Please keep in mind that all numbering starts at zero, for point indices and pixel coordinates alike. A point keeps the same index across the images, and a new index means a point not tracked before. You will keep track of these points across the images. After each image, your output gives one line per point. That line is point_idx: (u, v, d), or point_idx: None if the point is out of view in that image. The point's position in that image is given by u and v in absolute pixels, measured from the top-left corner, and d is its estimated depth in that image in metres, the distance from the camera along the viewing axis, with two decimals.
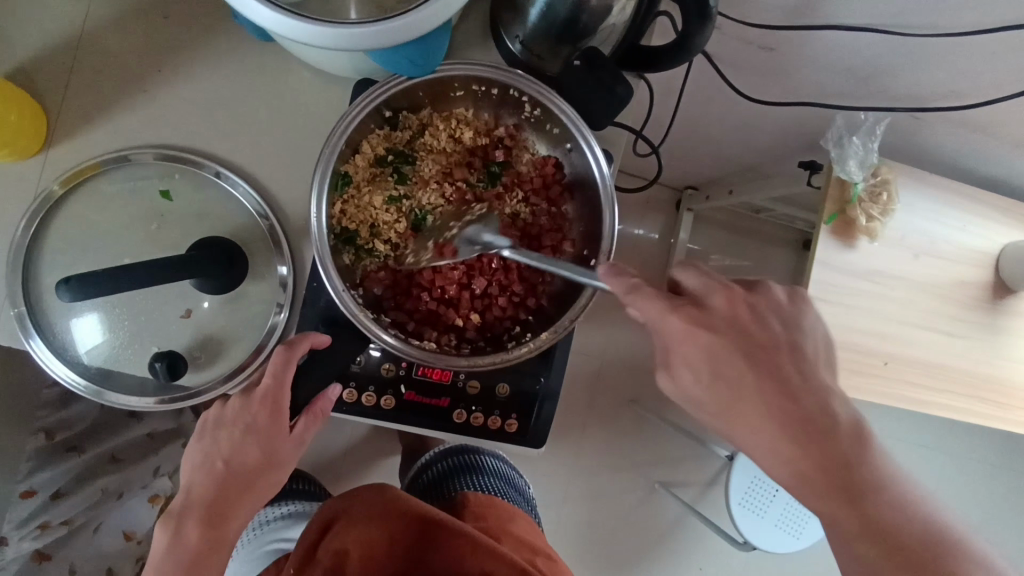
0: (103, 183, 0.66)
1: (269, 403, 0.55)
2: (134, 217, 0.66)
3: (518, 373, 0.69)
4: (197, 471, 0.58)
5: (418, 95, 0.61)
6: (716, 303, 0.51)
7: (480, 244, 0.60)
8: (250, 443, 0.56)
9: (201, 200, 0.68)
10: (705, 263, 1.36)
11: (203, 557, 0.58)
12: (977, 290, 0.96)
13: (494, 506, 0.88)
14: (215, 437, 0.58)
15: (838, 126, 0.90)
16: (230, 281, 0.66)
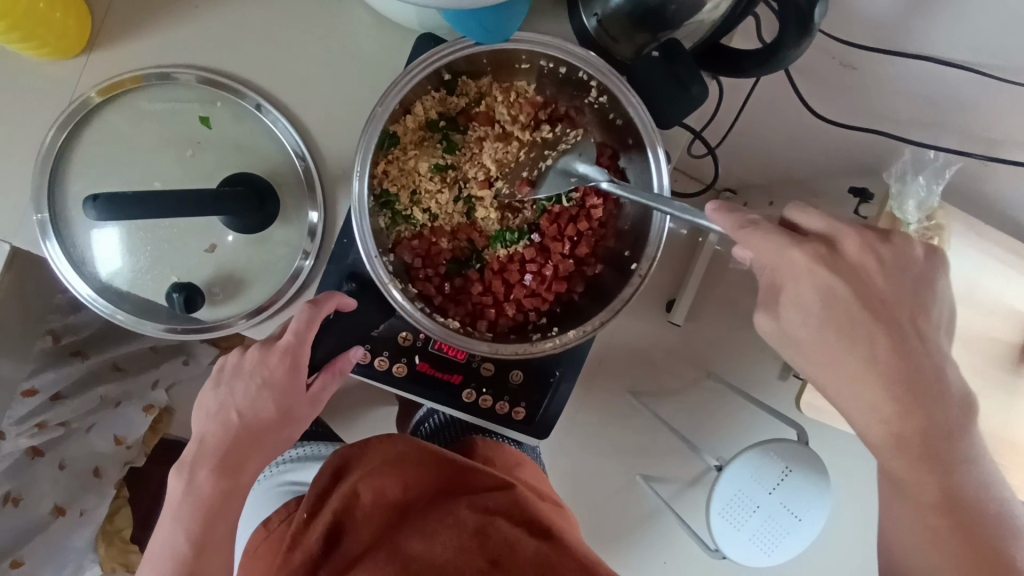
0: (143, 98, 0.63)
1: (290, 358, 0.55)
2: (170, 140, 0.64)
3: (534, 361, 0.67)
4: (211, 419, 0.58)
5: (482, 62, 0.58)
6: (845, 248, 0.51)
7: (574, 176, 0.60)
8: (266, 397, 0.57)
9: (239, 131, 0.65)
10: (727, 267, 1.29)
11: (213, 505, 0.57)
12: (1007, 349, 0.91)
13: (502, 451, 0.81)
14: (232, 385, 0.58)
15: (905, 160, 0.85)
16: (261, 221, 0.64)
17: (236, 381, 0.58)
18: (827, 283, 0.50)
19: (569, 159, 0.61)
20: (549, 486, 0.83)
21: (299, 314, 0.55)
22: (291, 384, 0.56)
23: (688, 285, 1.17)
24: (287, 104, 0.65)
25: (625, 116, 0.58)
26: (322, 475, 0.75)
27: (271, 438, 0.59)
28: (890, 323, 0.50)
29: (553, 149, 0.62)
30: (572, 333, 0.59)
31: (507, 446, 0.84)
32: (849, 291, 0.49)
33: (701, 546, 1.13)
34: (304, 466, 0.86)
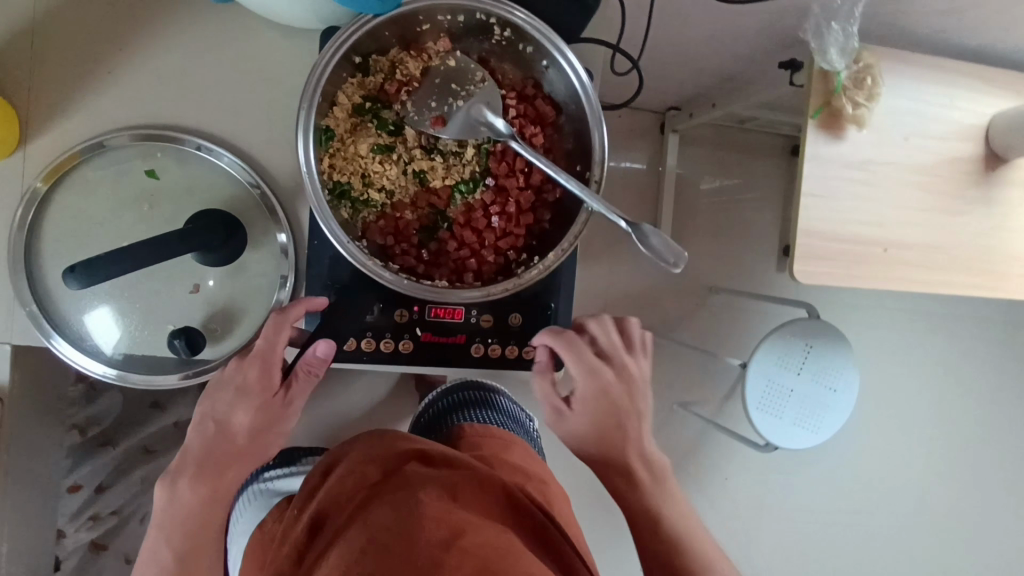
0: (88, 171, 0.66)
1: (261, 361, 0.61)
2: (126, 200, 0.66)
3: (528, 301, 0.70)
4: (193, 431, 0.62)
5: (385, 34, 0.59)
6: (617, 362, 0.68)
7: (483, 125, 0.61)
8: (242, 402, 0.61)
9: (188, 174, 0.67)
10: (698, 184, 1.56)
11: (205, 506, 0.62)
12: (970, 164, 1.05)
13: (491, 437, 0.85)
14: (212, 398, 0.62)
15: (814, 16, 0.91)
16: (233, 251, 0.66)
17: (215, 394, 0.62)
18: (605, 390, 0.67)
19: (476, 106, 0.61)
20: (538, 463, 0.87)
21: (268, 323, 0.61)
22: (264, 387, 0.62)
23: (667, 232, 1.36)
24: (225, 138, 0.67)
25: (534, 42, 0.60)
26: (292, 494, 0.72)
27: (255, 447, 0.63)
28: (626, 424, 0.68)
29: (462, 91, 0.62)
30: (553, 256, 0.61)
31: (495, 430, 0.88)
32: (610, 399, 0.67)
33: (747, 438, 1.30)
34: None
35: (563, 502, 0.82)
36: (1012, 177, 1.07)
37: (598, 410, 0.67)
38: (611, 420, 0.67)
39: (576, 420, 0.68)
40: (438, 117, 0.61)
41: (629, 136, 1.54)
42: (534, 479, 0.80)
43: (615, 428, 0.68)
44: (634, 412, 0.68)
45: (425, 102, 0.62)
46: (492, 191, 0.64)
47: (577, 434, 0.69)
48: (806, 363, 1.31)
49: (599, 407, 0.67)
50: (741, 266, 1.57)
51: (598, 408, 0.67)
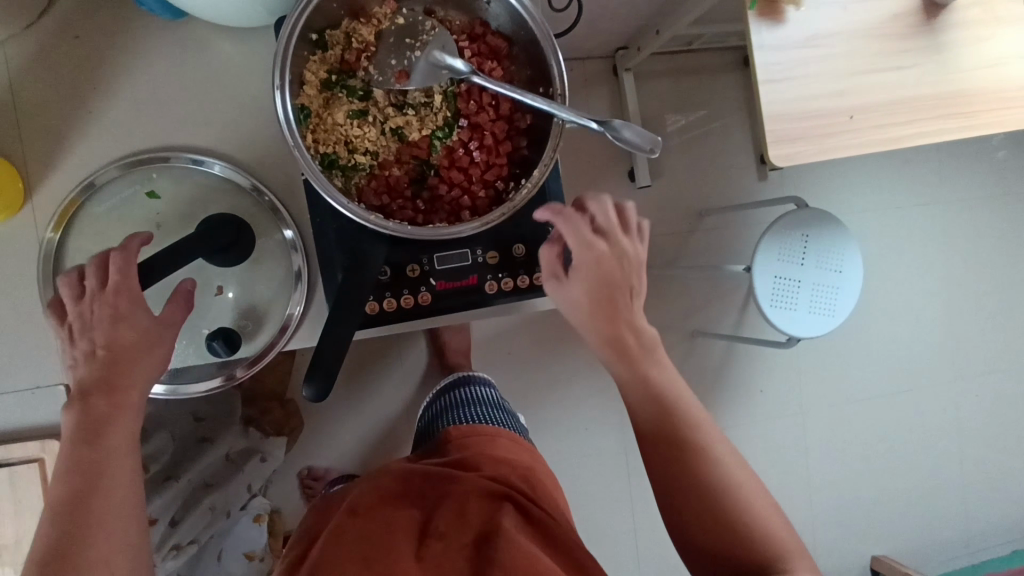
0: (93, 208, 0.70)
1: (123, 284, 0.58)
2: (135, 226, 0.70)
3: (527, 229, 0.73)
4: (78, 367, 0.58)
5: (334, 7, 0.63)
6: (616, 242, 0.65)
7: (444, 69, 0.64)
8: (121, 323, 0.58)
9: (184, 190, 0.71)
10: (665, 115, 1.60)
11: (111, 429, 0.57)
12: (910, 18, 1.09)
13: (482, 429, 0.96)
14: (86, 329, 0.58)
15: None
16: (244, 249, 0.70)
17: (84, 324, 0.58)
18: (602, 259, 0.64)
19: (433, 52, 0.64)
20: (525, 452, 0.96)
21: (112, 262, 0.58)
22: (137, 302, 0.58)
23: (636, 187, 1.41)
24: (211, 150, 0.71)
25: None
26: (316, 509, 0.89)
27: (141, 372, 0.59)
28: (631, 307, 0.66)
29: (419, 41, 0.65)
30: (538, 173, 0.65)
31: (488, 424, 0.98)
32: (606, 269, 0.64)
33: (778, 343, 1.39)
34: None
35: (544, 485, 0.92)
36: (954, 20, 1.11)
37: (593, 277, 0.64)
38: (610, 292, 0.65)
39: (572, 286, 0.66)
40: (399, 72, 0.65)
41: (585, 86, 1.58)
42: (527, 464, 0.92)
43: (615, 305, 0.65)
44: (631, 287, 0.65)
45: (387, 62, 0.65)
46: (467, 130, 0.68)
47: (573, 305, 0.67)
48: (808, 252, 1.35)
49: (595, 275, 0.64)
50: (724, 182, 1.61)
51: (594, 276, 0.64)
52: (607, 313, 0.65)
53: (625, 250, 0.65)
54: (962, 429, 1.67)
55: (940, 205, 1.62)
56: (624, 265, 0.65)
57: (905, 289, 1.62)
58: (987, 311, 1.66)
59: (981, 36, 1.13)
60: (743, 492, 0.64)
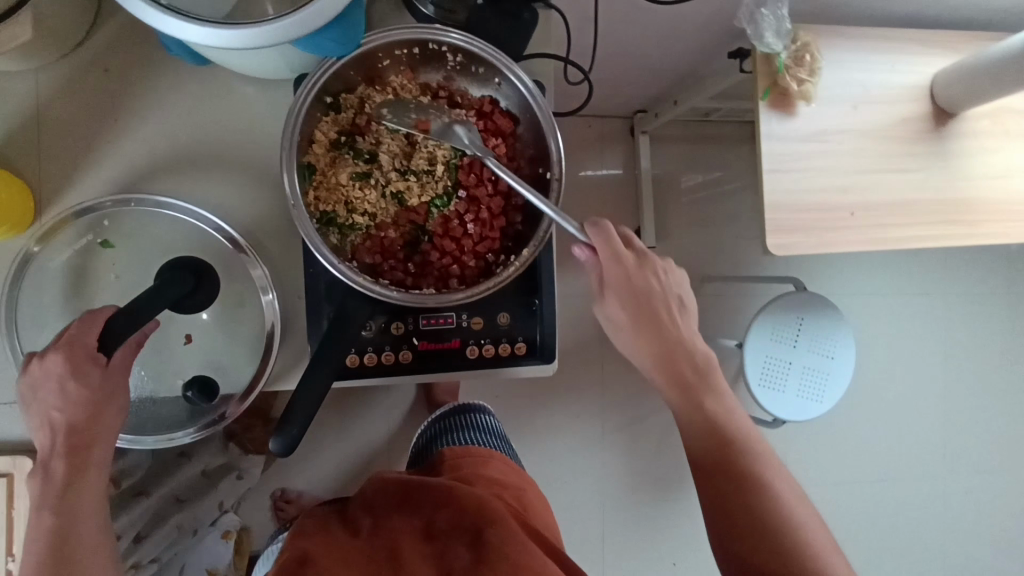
0: (54, 258, 0.71)
1: (75, 352, 0.59)
2: (95, 276, 0.71)
3: (513, 301, 0.75)
4: (39, 428, 0.61)
5: (351, 74, 0.66)
6: (639, 258, 0.70)
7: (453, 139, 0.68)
8: (74, 390, 0.60)
9: (141, 233, 0.72)
10: (678, 178, 1.62)
11: (75, 485, 0.62)
12: (920, 122, 1.11)
13: (470, 455, 0.98)
14: (41, 395, 0.60)
15: (747, 5, 0.99)
16: (207, 293, 0.68)
17: (35, 396, 0.60)
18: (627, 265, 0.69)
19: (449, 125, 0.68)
20: (518, 476, 0.98)
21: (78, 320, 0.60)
22: (84, 367, 0.60)
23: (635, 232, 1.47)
24: (215, 191, 0.73)
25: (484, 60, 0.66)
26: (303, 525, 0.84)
27: (100, 421, 0.63)
28: (656, 316, 0.70)
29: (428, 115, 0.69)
30: (527, 252, 0.67)
31: (476, 448, 1.00)
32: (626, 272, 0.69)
33: (763, 423, 1.38)
34: None
35: (539, 514, 0.91)
36: (964, 128, 1.13)
37: (620, 280, 0.69)
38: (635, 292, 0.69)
39: (602, 288, 0.70)
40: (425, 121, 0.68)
41: (601, 141, 1.60)
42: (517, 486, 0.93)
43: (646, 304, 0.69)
44: (653, 288, 0.70)
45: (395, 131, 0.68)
46: (464, 202, 0.70)
47: (606, 307, 0.71)
48: (801, 335, 1.35)
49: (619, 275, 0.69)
50: (729, 251, 1.62)
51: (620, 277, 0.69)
52: (635, 310, 0.70)
53: (644, 261, 0.70)
54: (949, 525, 1.64)
55: (943, 298, 1.62)
56: (645, 271, 0.70)
57: (901, 378, 1.60)
58: (983, 408, 1.65)
59: (988, 146, 1.15)
60: (783, 495, 0.66)
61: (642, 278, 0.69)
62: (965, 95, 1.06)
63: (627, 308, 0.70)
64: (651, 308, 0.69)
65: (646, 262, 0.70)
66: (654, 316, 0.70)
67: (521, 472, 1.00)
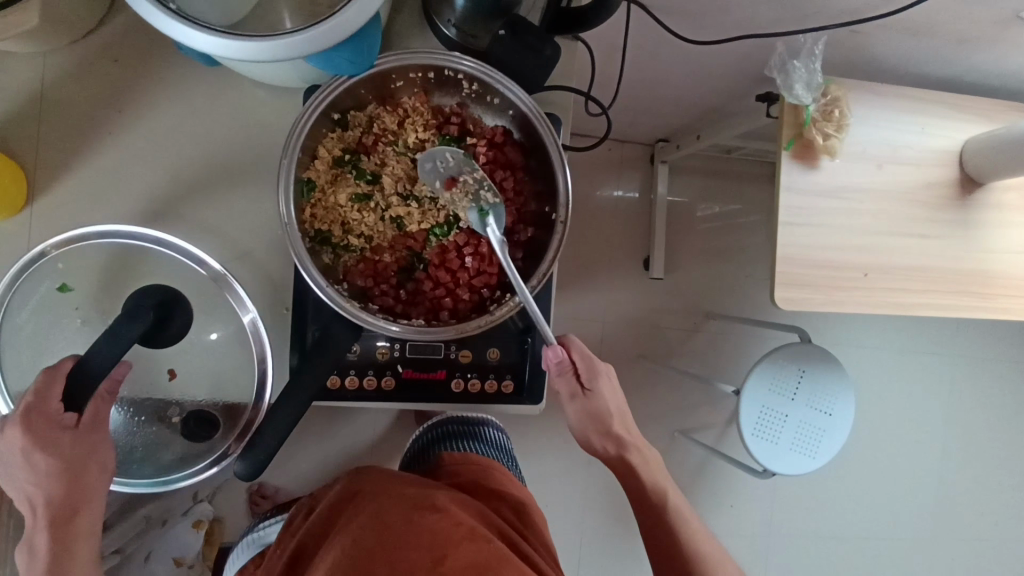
0: (17, 313, 0.65)
1: (35, 418, 0.57)
2: (58, 322, 0.65)
3: (504, 337, 0.73)
4: (20, 487, 0.62)
5: (362, 93, 0.64)
6: (593, 367, 0.78)
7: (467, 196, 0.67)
8: (42, 455, 0.59)
9: (107, 269, 0.66)
10: (693, 211, 1.59)
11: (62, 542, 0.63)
12: (944, 188, 1.08)
13: (468, 462, 0.96)
14: (11, 456, 0.60)
15: (779, 54, 0.97)
16: (181, 324, 0.61)
17: (10, 471, 0.61)
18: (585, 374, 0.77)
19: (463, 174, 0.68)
20: (516, 486, 0.96)
21: (38, 379, 0.56)
22: (51, 431, 0.59)
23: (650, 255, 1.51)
24: (213, 194, 0.72)
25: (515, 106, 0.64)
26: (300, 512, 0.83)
27: (83, 485, 0.62)
28: (603, 418, 0.80)
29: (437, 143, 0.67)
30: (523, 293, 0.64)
31: (474, 456, 0.99)
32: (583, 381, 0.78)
33: (751, 473, 1.35)
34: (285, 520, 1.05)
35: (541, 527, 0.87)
36: (990, 200, 1.10)
37: (578, 386, 0.78)
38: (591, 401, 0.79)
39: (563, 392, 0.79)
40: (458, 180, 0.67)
41: (619, 166, 1.57)
42: (514, 496, 0.90)
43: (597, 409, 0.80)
44: (604, 398, 0.79)
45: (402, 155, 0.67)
46: (464, 233, 0.68)
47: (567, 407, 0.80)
48: (800, 389, 1.32)
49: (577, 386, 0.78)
50: (737, 291, 1.59)
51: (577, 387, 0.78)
52: (589, 413, 0.80)
53: (597, 372, 0.78)
54: None
55: (950, 362, 1.58)
56: (600, 380, 0.79)
57: (900, 439, 1.57)
58: (980, 478, 1.61)
59: (1013, 220, 1.12)
60: (706, 556, 0.80)
61: (594, 386, 0.78)
62: (994, 167, 1.03)
63: (583, 412, 0.80)
64: (605, 411, 0.80)
65: (600, 371, 0.78)
66: (604, 417, 0.80)
67: (518, 483, 0.98)
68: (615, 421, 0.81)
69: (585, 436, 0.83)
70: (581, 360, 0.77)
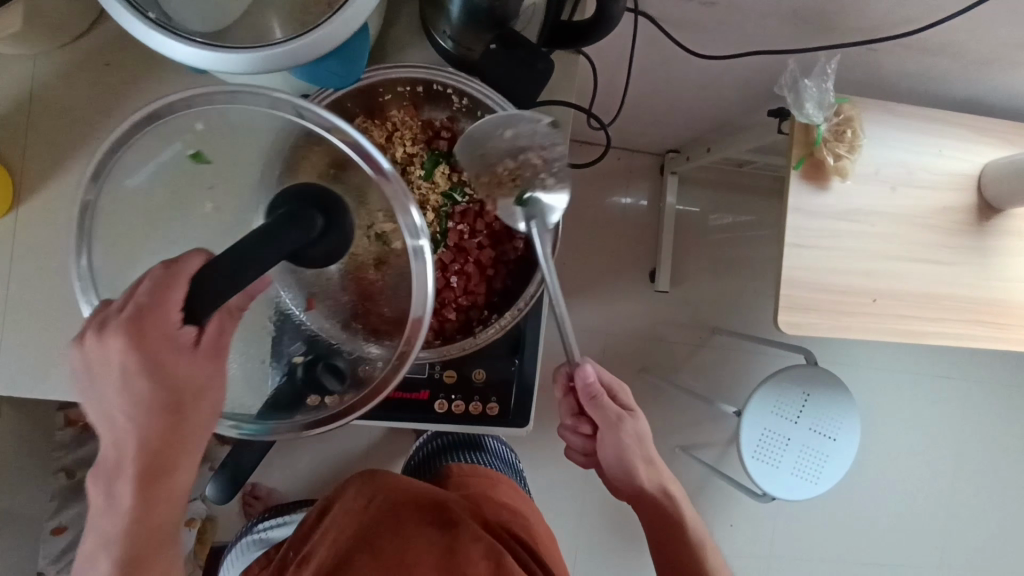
0: (130, 178, 0.55)
1: (136, 326, 0.42)
2: (183, 197, 0.55)
3: (491, 356, 0.71)
4: (103, 425, 0.46)
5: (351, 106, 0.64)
6: (621, 396, 0.83)
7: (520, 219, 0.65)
8: (135, 381, 0.44)
9: (250, 137, 0.54)
10: (702, 223, 1.56)
11: (148, 507, 0.48)
12: (961, 212, 1.04)
13: (476, 474, 0.95)
14: (96, 385, 0.45)
15: (791, 71, 0.94)
16: (337, 242, 0.46)
17: (97, 392, 0.45)
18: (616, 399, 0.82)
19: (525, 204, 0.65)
20: (523, 500, 0.95)
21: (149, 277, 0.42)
22: (161, 348, 0.43)
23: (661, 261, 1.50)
24: None
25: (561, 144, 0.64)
26: (309, 518, 0.83)
27: (189, 422, 0.47)
28: (637, 449, 0.82)
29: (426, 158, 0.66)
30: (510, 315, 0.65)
31: (481, 468, 0.98)
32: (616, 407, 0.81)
33: (751, 495, 1.32)
34: (274, 526, 1.04)
35: (547, 540, 0.87)
36: (1010, 225, 1.06)
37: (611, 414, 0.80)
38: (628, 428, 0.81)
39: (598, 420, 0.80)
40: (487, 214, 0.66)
41: (628, 175, 1.54)
42: (519, 509, 0.90)
43: (630, 439, 0.81)
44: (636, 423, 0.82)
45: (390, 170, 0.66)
46: (452, 251, 0.67)
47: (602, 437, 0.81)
48: (804, 412, 1.29)
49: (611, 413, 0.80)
50: (744, 307, 1.56)
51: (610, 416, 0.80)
52: (627, 439, 0.80)
53: (625, 400, 0.83)
54: None
55: (962, 388, 1.53)
56: (629, 409, 0.82)
57: (908, 465, 1.52)
58: (992, 509, 1.56)
59: None
60: None
61: (627, 416, 0.81)
62: (1015, 193, 0.99)
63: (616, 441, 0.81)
64: (638, 440, 0.82)
65: (628, 400, 0.83)
66: (638, 445, 0.82)
67: (525, 496, 0.97)
68: (646, 454, 0.83)
69: (623, 465, 0.82)
70: (611, 382, 0.83)
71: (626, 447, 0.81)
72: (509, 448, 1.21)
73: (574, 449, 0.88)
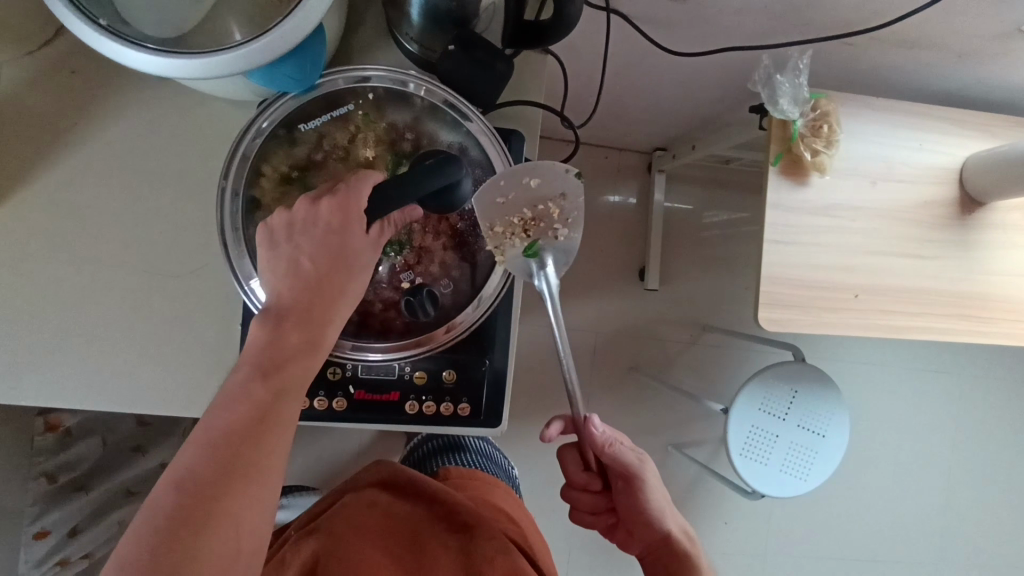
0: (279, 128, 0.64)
1: (340, 202, 0.56)
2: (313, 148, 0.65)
3: (461, 357, 0.71)
4: (282, 275, 0.55)
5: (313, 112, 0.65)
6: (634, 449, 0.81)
7: None
8: (328, 239, 0.55)
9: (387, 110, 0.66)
10: (690, 221, 1.55)
11: (300, 356, 0.53)
12: (943, 206, 1.03)
13: (476, 478, 0.95)
14: (292, 241, 0.56)
15: (764, 66, 0.93)
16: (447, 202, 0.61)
17: (290, 246, 0.56)
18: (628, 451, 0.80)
19: None
20: (520, 508, 0.94)
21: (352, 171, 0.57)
22: (352, 224, 0.56)
23: (649, 260, 1.49)
24: (168, 206, 0.71)
25: None
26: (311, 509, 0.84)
27: (349, 286, 0.56)
28: (650, 498, 0.80)
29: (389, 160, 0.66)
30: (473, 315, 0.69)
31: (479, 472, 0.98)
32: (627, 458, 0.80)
33: (741, 493, 1.31)
34: None
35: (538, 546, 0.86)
36: (992, 219, 1.05)
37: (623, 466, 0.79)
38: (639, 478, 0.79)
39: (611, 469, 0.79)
40: None
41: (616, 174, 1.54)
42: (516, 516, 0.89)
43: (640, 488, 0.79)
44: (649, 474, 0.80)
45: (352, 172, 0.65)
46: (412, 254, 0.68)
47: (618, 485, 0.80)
48: (792, 409, 1.28)
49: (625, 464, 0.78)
50: (733, 304, 1.55)
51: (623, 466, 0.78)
52: (640, 485, 0.79)
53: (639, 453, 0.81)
54: None
55: (954, 383, 1.52)
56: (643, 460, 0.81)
57: (901, 461, 1.51)
58: (986, 505, 1.54)
59: (1016, 241, 1.07)
60: None
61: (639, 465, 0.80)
62: (996, 185, 0.98)
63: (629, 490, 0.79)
64: (652, 489, 0.80)
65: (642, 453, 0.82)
66: (653, 493, 0.80)
67: (522, 502, 0.96)
68: (660, 506, 0.81)
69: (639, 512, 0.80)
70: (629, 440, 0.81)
71: (638, 492, 0.79)
72: (498, 448, 1.20)
73: (581, 508, 0.87)
